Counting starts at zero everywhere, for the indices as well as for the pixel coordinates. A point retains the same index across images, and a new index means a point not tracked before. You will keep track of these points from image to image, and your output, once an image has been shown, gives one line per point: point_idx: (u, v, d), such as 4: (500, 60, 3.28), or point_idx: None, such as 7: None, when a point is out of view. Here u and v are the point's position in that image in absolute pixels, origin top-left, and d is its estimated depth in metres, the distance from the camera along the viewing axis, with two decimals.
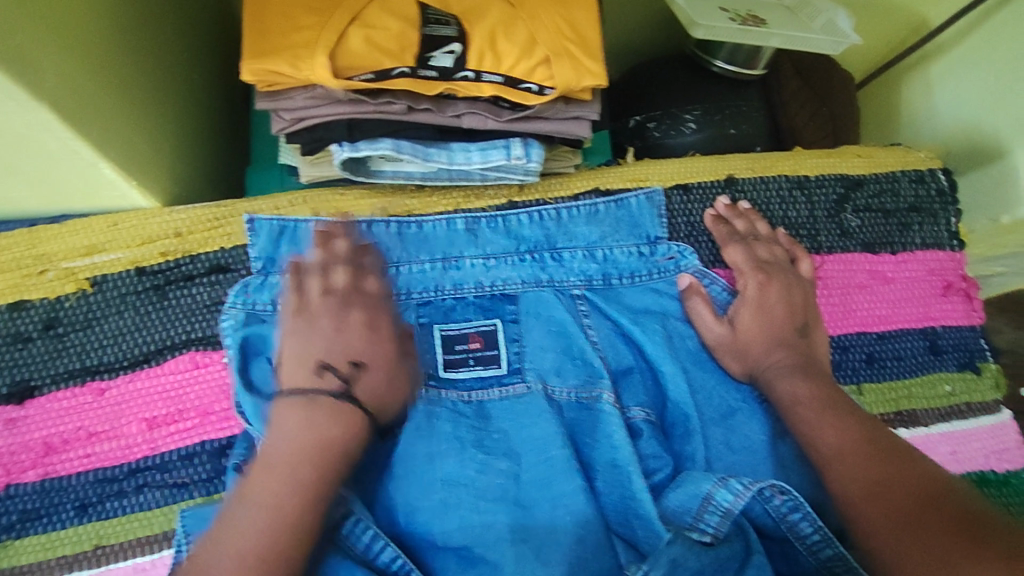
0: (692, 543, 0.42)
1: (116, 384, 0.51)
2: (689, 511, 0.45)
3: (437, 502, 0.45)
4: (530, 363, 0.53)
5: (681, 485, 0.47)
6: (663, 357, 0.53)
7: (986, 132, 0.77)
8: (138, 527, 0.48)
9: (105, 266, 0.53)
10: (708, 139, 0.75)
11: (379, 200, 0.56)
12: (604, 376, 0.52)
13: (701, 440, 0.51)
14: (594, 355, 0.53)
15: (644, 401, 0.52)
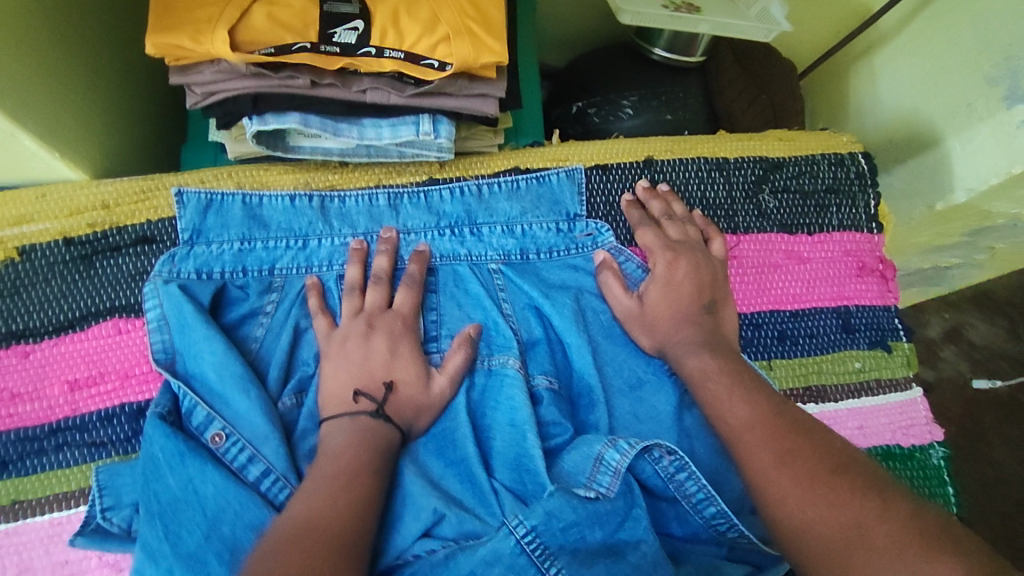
0: (571, 496, 0.44)
1: (40, 348, 0.53)
2: (582, 472, 0.47)
3: None
4: (446, 330, 0.54)
5: (578, 447, 0.49)
6: (569, 330, 0.55)
7: (922, 120, 0.77)
8: (56, 484, 0.50)
9: (33, 236, 0.55)
10: (646, 123, 0.76)
11: (299, 176, 0.59)
12: (513, 345, 0.54)
13: (605, 410, 0.53)
14: (506, 326, 0.55)
15: (549, 369, 0.54)
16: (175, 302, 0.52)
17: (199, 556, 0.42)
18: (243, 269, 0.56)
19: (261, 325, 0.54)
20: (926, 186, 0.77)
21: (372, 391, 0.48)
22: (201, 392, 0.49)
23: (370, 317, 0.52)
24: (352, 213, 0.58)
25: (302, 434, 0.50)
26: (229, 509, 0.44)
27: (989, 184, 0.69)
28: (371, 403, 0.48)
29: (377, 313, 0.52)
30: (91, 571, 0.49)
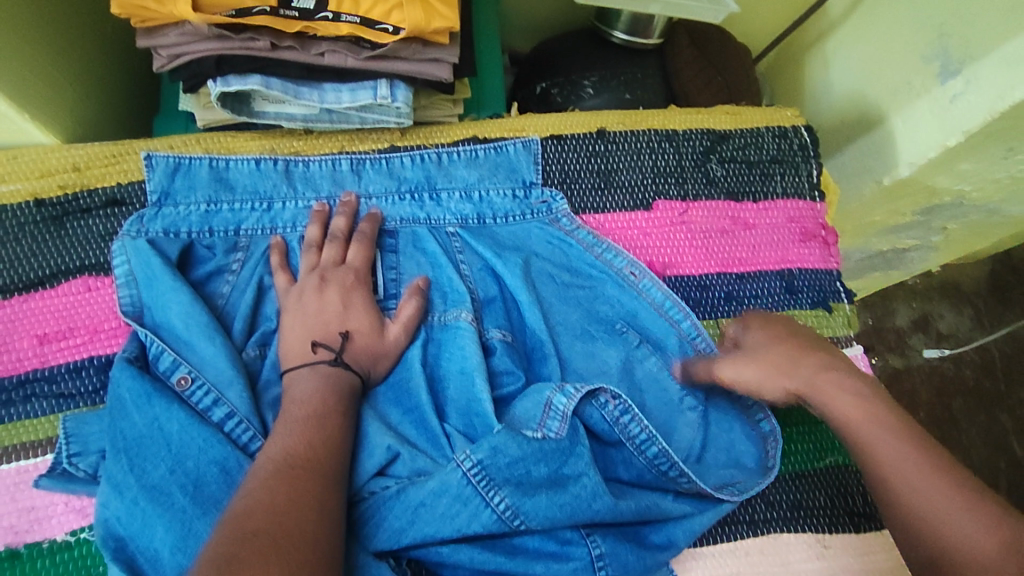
0: (517, 433, 0.47)
1: (11, 304, 0.55)
2: (533, 418, 0.49)
3: None
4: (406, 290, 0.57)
5: (528, 395, 0.51)
6: (520, 288, 0.57)
7: (870, 99, 0.81)
8: (25, 433, 0.52)
9: (4, 197, 0.56)
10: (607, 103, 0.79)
11: (267, 142, 0.62)
12: (466, 299, 0.56)
13: (555, 362, 0.55)
14: (462, 285, 0.57)
15: (503, 324, 0.57)
16: (142, 259, 0.54)
17: (163, 488, 0.46)
18: (210, 230, 0.58)
19: (227, 283, 0.57)
20: (874, 164, 0.81)
21: (329, 341, 0.51)
22: (166, 339, 0.52)
23: (323, 271, 0.54)
24: (316, 178, 0.61)
25: (265, 384, 0.52)
26: (195, 444, 0.47)
27: (927, 158, 0.73)
28: (329, 352, 0.50)
29: (330, 267, 0.54)
30: (57, 517, 0.50)
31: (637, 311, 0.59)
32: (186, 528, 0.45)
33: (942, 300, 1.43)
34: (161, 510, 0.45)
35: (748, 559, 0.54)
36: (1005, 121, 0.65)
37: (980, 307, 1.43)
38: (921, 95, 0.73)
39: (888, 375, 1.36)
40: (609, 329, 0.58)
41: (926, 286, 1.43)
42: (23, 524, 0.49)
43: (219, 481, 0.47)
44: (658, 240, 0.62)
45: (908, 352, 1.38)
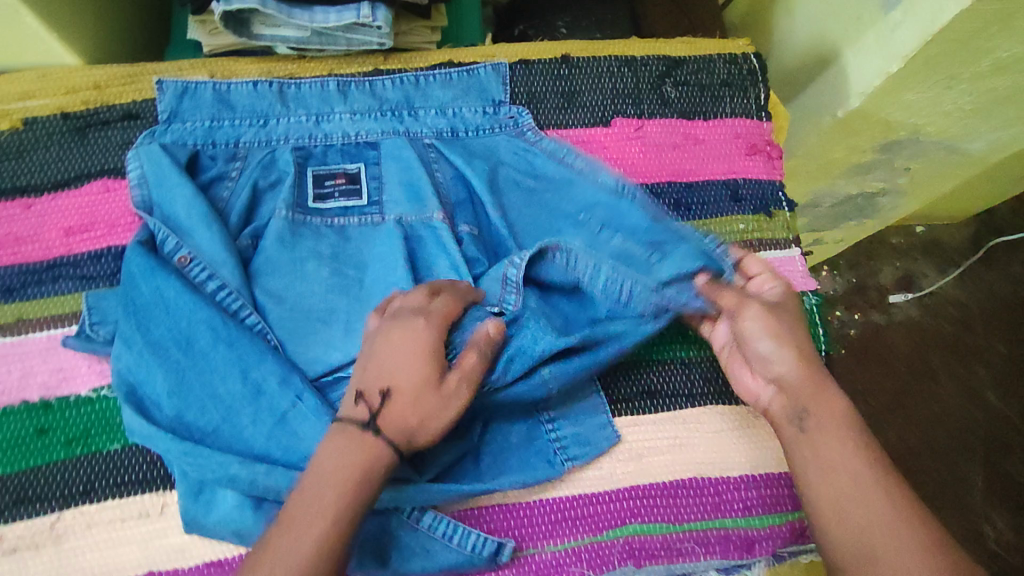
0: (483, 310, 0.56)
1: (40, 200, 0.63)
2: (493, 295, 0.58)
3: (292, 282, 0.60)
4: (387, 197, 0.65)
5: (492, 272, 0.60)
6: (486, 187, 0.65)
7: (828, 38, 0.87)
8: (53, 306, 0.60)
9: (35, 109, 0.64)
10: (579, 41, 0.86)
11: (264, 66, 0.69)
12: (433, 200, 0.64)
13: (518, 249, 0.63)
14: (434, 188, 0.65)
15: (473, 221, 0.65)
16: (153, 161, 0.62)
17: (162, 343, 0.54)
18: (213, 142, 0.65)
19: (227, 187, 0.64)
20: (830, 100, 0.87)
21: None
22: (169, 226, 0.59)
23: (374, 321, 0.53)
24: (307, 98, 0.68)
25: (256, 265, 0.60)
26: (186, 308, 0.55)
27: (874, 86, 0.79)
28: None
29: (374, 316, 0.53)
30: (82, 376, 0.58)
31: (596, 199, 0.65)
32: (179, 378, 0.53)
33: (925, 259, 1.48)
34: (159, 360, 0.53)
35: (686, 428, 0.62)
36: (939, 45, 0.71)
37: (963, 266, 1.47)
38: (870, 28, 0.79)
39: (870, 330, 1.41)
40: (564, 227, 0.65)
41: (908, 245, 1.49)
42: (54, 381, 0.58)
43: (210, 338, 0.54)
44: (614, 152, 0.69)
45: (890, 309, 1.43)
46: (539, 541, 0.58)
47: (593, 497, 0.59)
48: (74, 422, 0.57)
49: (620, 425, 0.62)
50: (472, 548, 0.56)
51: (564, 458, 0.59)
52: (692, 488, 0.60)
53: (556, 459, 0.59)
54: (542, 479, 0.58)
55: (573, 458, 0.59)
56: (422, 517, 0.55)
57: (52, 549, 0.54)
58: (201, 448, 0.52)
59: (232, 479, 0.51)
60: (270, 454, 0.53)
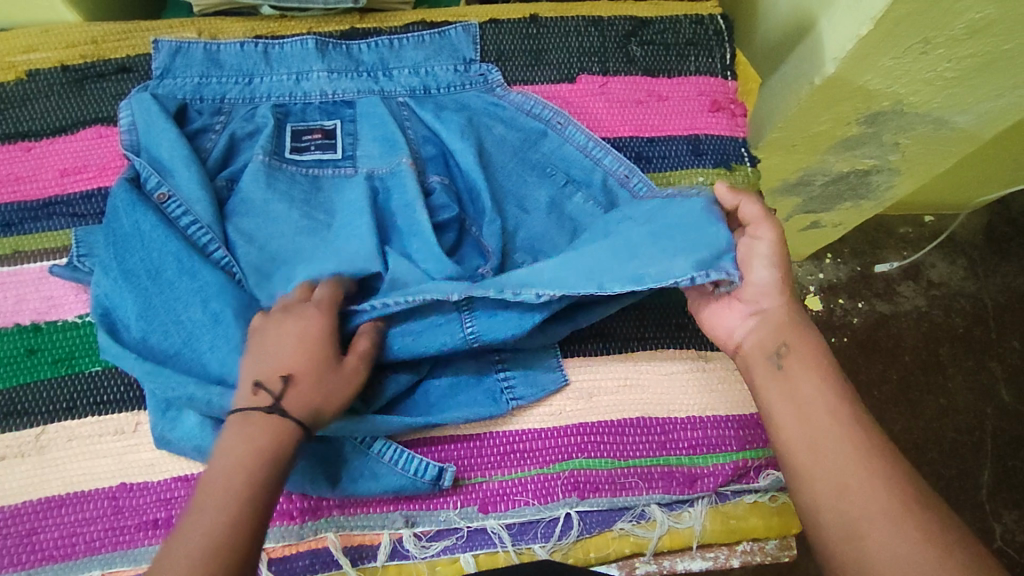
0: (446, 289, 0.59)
1: (40, 144, 0.68)
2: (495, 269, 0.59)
3: (263, 224, 0.62)
4: (360, 152, 0.67)
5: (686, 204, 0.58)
6: (454, 139, 0.67)
7: (807, 6, 0.88)
8: (47, 240, 0.65)
9: (37, 62, 0.70)
10: None
11: (249, 24, 0.73)
12: (404, 150, 0.66)
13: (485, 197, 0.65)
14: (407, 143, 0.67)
15: (444, 173, 0.67)
16: (140, 112, 0.65)
17: (134, 273, 0.57)
18: (200, 97, 0.68)
19: (211, 139, 0.67)
20: (808, 69, 0.87)
21: None
22: (152, 166, 0.63)
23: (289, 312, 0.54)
24: (289, 57, 0.71)
25: (230, 204, 0.63)
26: (160, 241, 0.58)
27: (847, 50, 0.79)
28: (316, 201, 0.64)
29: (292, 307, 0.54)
30: (68, 303, 0.62)
31: (568, 153, 0.68)
32: (147, 304, 0.57)
33: (936, 250, 1.44)
34: (132, 288, 0.57)
35: (635, 370, 0.64)
36: (905, 4, 0.71)
37: (974, 257, 1.44)
38: None
39: (874, 320, 1.37)
40: (526, 183, 0.67)
41: (918, 236, 1.45)
42: (44, 307, 0.62)
43: (175, 267, 0.58)
44: (578, 107, 0.71)
45: (895, 298, 1.39)
46: (485, 471, 0.59)
47: (539, 433, 0.61)
48: (60, 344, 0.61)
49: (567, 366, 0.63)
50: (415, 472, 0.57)
51: (509, 398, 0.60)
52: (640, 427, 0.62)
53: (501, 398, 0.60)
54: (486, 415, 0.59)
55: (518, 397, 0.60)
56: (371, 441, 0.57)
57: (35, 458, 0.58)
58: (163, 367, 0.55)
59: (190, 398, 0.55)
60: (226, 378, 0.55)
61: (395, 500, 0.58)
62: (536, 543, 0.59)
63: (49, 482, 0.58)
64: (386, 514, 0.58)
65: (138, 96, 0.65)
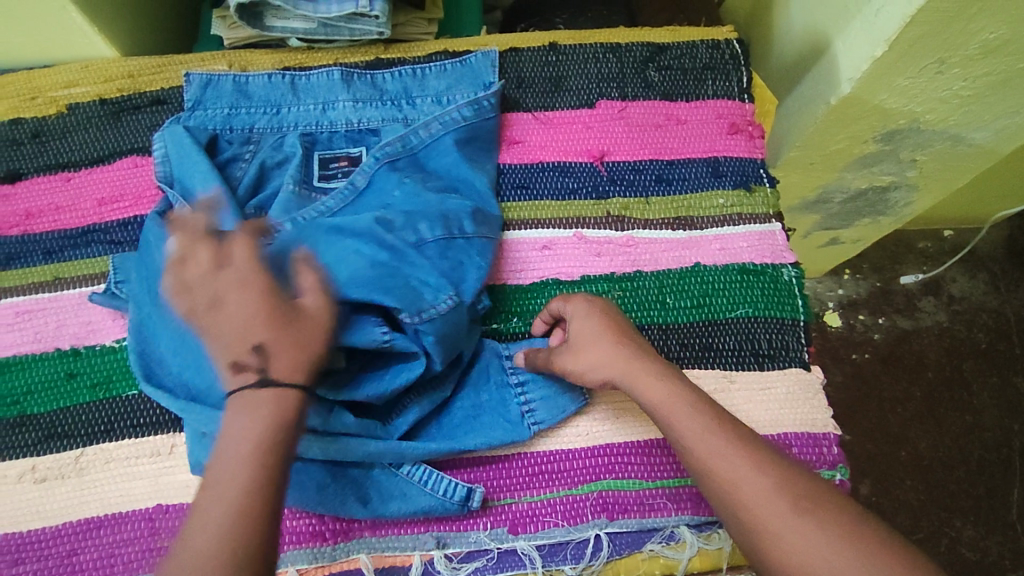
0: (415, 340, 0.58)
1: (79, 174, 0.70)
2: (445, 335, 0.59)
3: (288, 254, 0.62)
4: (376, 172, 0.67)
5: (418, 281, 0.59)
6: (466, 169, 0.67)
7: (821, 28, 0.89)
8: (85, 267, 0.67)
9: (77, 96, 0.73)
10: (578, 22, 0.91)
11: (278, 56, 0.75)
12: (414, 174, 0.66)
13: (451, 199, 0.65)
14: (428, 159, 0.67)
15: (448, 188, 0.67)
16: (172, 145, 0.67)
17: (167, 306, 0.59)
18: (231, 128, 0.71)
19: (241, 167, 0.69)
20: (823, 89, 0.88)
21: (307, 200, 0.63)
22: (184, 197, 0.65)
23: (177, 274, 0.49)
24: (316, 87, 0.73)
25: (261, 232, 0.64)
26: None
27: (862, 70, 0.80)
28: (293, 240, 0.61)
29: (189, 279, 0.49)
30: (107, 328, 0.64)
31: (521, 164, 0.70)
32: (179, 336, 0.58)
33: (956, 264, 1.43)
34: (165, 322, 0.59)
35: None
36: (920, 25, 0.72)
37: (996, 271, 1.42)
38: (856, 16, 0.81)
39: (896, 336, 1.36)
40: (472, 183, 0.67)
41: (938, 251, 1.44)
42: (83, 332, 0.64)
43: None
44: (598, 132, 0.72)
45: (916, 314, 1.38)
46: (513, 492, 0.60)
47: (566, 453, 0.61)
48: (99, 368, 0.63)
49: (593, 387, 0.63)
50: (444, 492, 0.58)
51: (532, 421, 0.60)
52: (667, 447, 0.62)
53: (523, 422, 0.60)
54: (507, 441, 0.59)
55: (540, 421, 0.61)
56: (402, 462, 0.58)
57: (74, 480, 0.60)
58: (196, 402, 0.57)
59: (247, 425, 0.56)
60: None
61: (426, 521, 0.59)
62: (566, 564, 0.59)
63: (88, 503, 0.59)
64: (417, 535, 0.58)
65: (171, 129, 0.68)
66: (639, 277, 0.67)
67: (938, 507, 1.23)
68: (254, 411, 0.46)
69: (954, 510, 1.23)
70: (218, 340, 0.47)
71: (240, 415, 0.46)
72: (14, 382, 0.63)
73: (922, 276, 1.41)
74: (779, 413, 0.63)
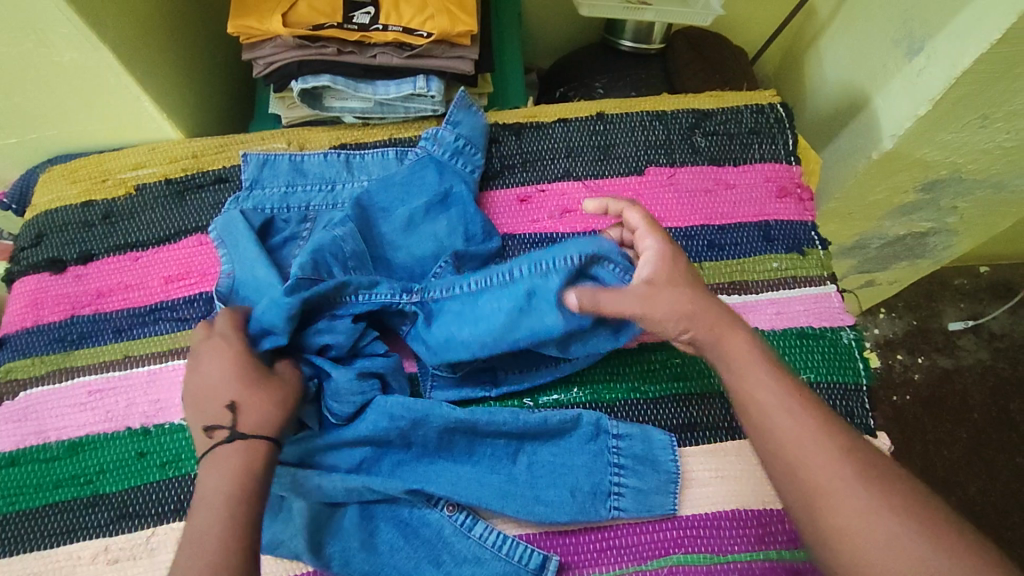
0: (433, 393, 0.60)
1: (146, 253, 0.72)
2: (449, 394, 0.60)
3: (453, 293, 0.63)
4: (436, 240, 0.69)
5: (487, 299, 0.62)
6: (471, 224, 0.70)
7: (859, 83, 0.91)
8: (153, 345, 0.68)
9: (144, 177, 0.76)
10: (617, 88, 0.94)
11: (335, 132, 0.78)
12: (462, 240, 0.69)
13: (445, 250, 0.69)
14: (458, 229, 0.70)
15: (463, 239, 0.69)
16: (225, 225, 0.69)
17: None
18: (287, 207, 0.73)
19: (298, 246, 0.70)
20: (862, 142, 0.89)
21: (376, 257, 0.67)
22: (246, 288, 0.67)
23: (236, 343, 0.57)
24: (370, 165, 0.75)
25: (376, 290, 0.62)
26: None
27: (904, 128, 0.81)
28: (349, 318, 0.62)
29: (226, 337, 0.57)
30: (175, 406, 0.65)
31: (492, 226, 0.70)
32: None
33: (997, 302, 1.41)
34: None
35: (727, 460, 0.61)
36: (965, 85, 0.73)
37: None
38: (896, 75, 0.83)
39: (937, 376, 1.33)
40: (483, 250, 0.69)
41: (975, 288, 1.43)
42: (152, 411, 0.65)
43: None
44: (649, 199, 0.73)
45: (959, 354, 1.36)
46: (583, 570, 0.57)
47: (636, 527, 0.58)
48: (167, 447, 0.64)
49: (680, 456, 0.61)
50: (519, 558, 0.56)
51: (614, 504, 0.58)
52: (736, 520, 0.59)
53: (607, 498, 0.58)
54: (585, 513, 0.57)
55: (623, 507, 0.58)
56: (471, 525, 0.57)
57: (147, 561, 0.59)
58: None
59: (318, 488, 0.56)
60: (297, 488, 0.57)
61: None
62: None
63: None
64: None
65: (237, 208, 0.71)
66: None
67: None
68: (222, 465, 0.50)
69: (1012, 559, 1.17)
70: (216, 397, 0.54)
71: (212, 469, 0.50)
72: (87, 461, 0.63)
73: (963, 315, 1.40)
74: None
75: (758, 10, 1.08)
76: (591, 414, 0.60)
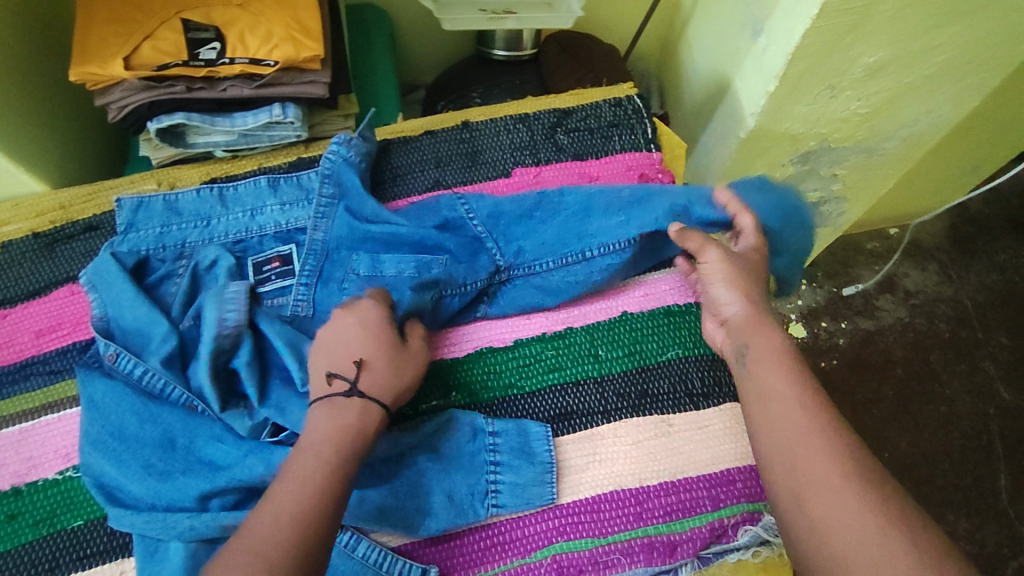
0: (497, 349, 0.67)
1: (15, 310, 0.71)
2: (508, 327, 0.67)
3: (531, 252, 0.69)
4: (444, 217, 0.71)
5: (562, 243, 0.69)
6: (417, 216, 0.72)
7: (722, 66, 0.95)
8: (25, 402, 0.67)
9: (10, 234, 0.75)
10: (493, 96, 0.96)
11: (203, 169, 0.78)
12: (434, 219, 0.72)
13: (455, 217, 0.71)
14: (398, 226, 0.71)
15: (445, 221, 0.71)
16: (99, 272, 0.68)
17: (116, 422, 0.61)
18: (163, 246, 0.72)
19: (175, 283, 0.70)
20: (732, 123, 0.93)
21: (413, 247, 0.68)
22: (124, 331, 0.66)
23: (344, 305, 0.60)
24: (243, 197, 0.75)
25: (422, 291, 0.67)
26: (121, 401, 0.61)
27: (761, 105, 0.85)
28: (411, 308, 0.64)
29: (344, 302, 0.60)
30: (48, 461, 0.64)
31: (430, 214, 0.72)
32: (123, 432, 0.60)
33: (904, 260, 1.47)
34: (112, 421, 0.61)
35: (603, 444, 0.63)
36: (802, 59, 0.77)
37: (943, 261, 1.48)
38: (747, 56, 0.87)
39: (859, 338, 1.38)
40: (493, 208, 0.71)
41: (885, 249, 1.48)
42: (23, 469, 0.64)
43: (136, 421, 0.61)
44: None
45: (875, 313, 1.41)
46: (470, 570, 0.58)
47: (520, 521, 0.59)
48: (41, 504, 0.62)
49: (556, 447, 0.62)
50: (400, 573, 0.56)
51: (492, 502, 0.59)
52: (614, 501, 0.60)
53: (483, 499, 0.59)
54: (461, 517, 0.58)
55: (500, 504, 0.59)
56: (354, 545, 0.56)
57: None
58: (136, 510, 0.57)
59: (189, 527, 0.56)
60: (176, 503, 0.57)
61: None
62: None
63: None
64: None
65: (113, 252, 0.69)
66: (570, 334, 0.68)
67: (930, 504, 1.22)
68: (342, 415, 0.52)
69: (946, 504, 1.22)
70: (331, 353, 0.56)
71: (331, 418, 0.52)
72: None
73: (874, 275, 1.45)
74: (717, 449, 0.63)
75: (629, 7, 1.12)
76: (472, 418, 0.62)
